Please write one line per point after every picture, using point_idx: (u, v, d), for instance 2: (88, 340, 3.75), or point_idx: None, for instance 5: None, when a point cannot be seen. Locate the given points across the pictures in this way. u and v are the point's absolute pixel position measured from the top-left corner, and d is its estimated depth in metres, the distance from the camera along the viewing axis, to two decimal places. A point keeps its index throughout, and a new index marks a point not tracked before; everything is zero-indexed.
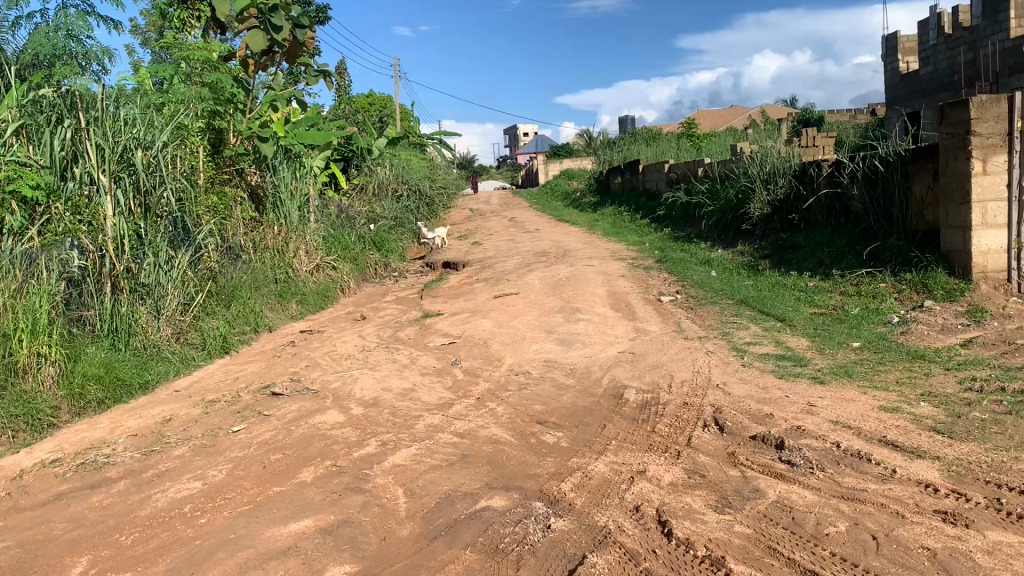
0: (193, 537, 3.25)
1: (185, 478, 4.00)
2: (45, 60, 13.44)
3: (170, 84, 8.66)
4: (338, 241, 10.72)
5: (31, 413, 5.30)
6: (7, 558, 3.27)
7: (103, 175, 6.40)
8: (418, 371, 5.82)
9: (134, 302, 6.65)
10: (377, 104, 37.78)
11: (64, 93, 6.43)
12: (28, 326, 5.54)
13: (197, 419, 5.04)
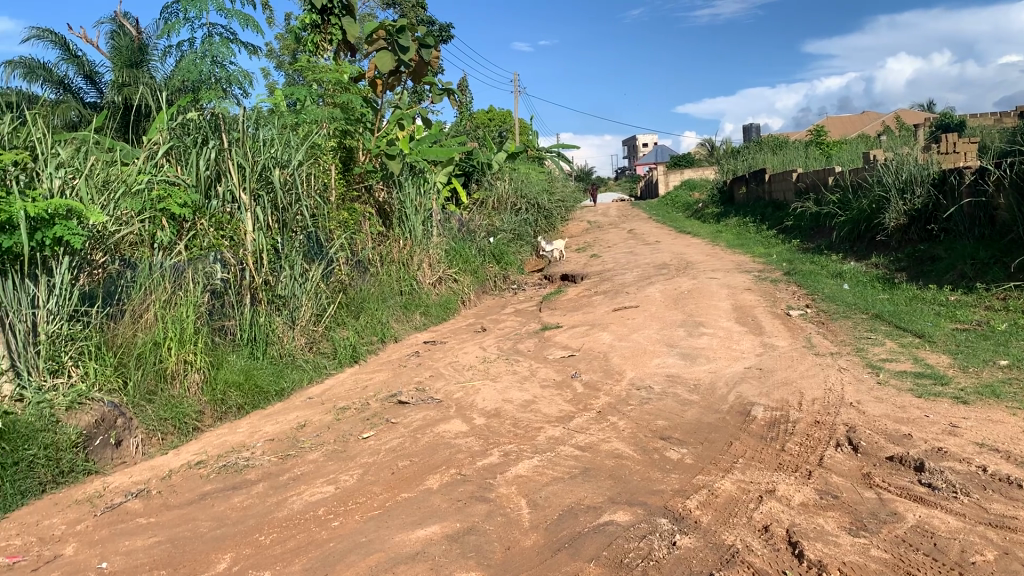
0: (327, 539, 3.38)
1: (319, 481, 4.18)
2: (191, 86, 14.41)
3: (304, 104, 8.97)
4: (459, 254, 10.94)
5: (179, 417, 5.66)
6: (159, 553, 3.50)
7: (244, 193, 6.82)
8: (538, 383, 5.86)
9: (271, 313, 7.02)
10: (497, 119, 38.39)
11: (208, 117, 6.80)
12: (176, 336, 5.92)
13: (329, 425, 5.25)
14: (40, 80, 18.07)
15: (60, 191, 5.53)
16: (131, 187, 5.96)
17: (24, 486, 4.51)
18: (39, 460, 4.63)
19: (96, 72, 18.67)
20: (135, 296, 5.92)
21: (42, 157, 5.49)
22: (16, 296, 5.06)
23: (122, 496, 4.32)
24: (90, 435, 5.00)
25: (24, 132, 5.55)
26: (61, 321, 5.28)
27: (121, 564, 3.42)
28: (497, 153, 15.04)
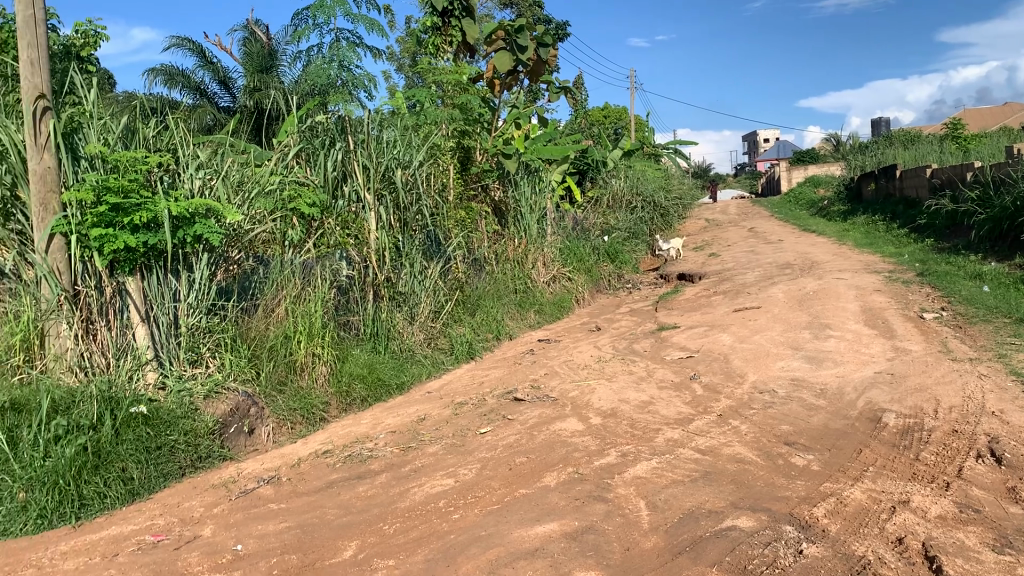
0: (448, 531, 3.45)
1: (439, 474, 4.27)
2: (318, 90, 14.96)
3: (424, 106, 9.15)
4: (573, 252, 10.94)
5: (307, 408, 5.92)
6: (290, 537, 3.66)
7: (368, 193, 7.05)
8: (656, 384, 5.79)
9: (393, 309, 7.23)
10: (613, 117, 38.12)
11: (336, 121, 7.06)
12: (305, 330, 6.18)
13: (448, 420, 5.35)
14: (180, 87, 19.20)
15: (200, 191, 5.87)
16: (264, 188, 6.24)
17: (166, 469, 4.80)
18: (179, 446, 4.92)
19: (230, 78, 19.61)
20: (268, 292, 6.21)
21: (184, 160, 5.83)
22: (160, 291, 5.40)
23: (255, 482, 4.54)
24: (225, 422, 5.29)
25: (168, 137, 5.92)
26: (201, 314, 5.59)
27: (255, 547, 3.59)
28: (613, 151, 14.96)
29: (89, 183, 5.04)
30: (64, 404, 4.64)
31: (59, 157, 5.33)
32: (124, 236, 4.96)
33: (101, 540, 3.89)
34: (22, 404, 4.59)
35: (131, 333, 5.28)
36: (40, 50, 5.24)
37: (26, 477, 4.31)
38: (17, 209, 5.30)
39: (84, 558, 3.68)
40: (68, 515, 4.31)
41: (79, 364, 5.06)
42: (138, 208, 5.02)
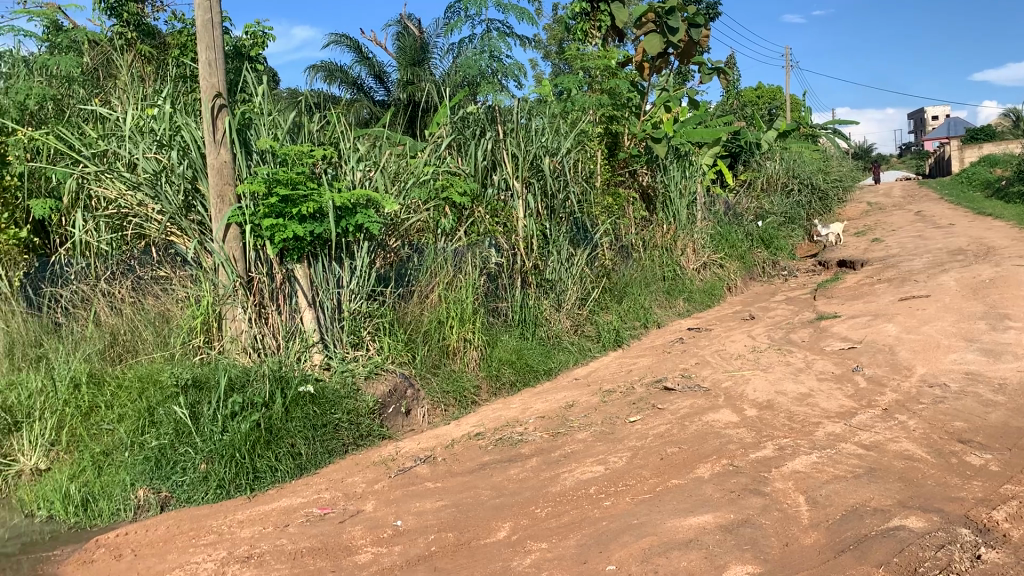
0: (600, 518, 3.46)
1: (590, 460, 4.29)
2: (468, 81, 15.25)
3: (571, 92, 9.16)
4: (725, 239, 10.69)
5: (459, 391, 6.09)
6: (446, 516, 3.79)
7: (516, 181, 7.16)
8: (815, 376, 5.57)
9: (541, 296, 7.29)
10: (767, 99, 36.65)
11: (486, 109, 7.20)
12: (458, 315, 6.33)
13: (597, 407, 5.36)
14: (339, 82, 20.14)
15: (361, 182, 6.12)
16: (420, 177, 6.42)
17: (331, 446, 5.07)
18: (342, 423, 5.18)
19: (385, 72, 20.28)
20: (422, 279, 6.39)
21: (346, 152, 6.09)
22: (325, 277, 5.69)
23: (412, 461, 4.72)
24: (385, 403, 5.53)
25: (330, 130, 6.24)
26: (361, 299, 5.83)
27: (413, 523, 3.74)
28: (768, 132, 14.43)
29: (261, 176, 5.39)
30: (239, 381, 4.98)
31: (234, 151, 5.70)
32: (293, 226, 5.30)
33: (274, 510, 4.16)
34: (202, 381, 4.97)
35: (299, 317, 5.61)
36: (217, 51, 5.65)
37: (208, 450, 4.67)
38: (197, 200, 5.73)
39: (259, 527, 3.95)
40: (243, 486, 4.63)
41: (253, 344, 5.43)
42: (307, 199, 5.32)
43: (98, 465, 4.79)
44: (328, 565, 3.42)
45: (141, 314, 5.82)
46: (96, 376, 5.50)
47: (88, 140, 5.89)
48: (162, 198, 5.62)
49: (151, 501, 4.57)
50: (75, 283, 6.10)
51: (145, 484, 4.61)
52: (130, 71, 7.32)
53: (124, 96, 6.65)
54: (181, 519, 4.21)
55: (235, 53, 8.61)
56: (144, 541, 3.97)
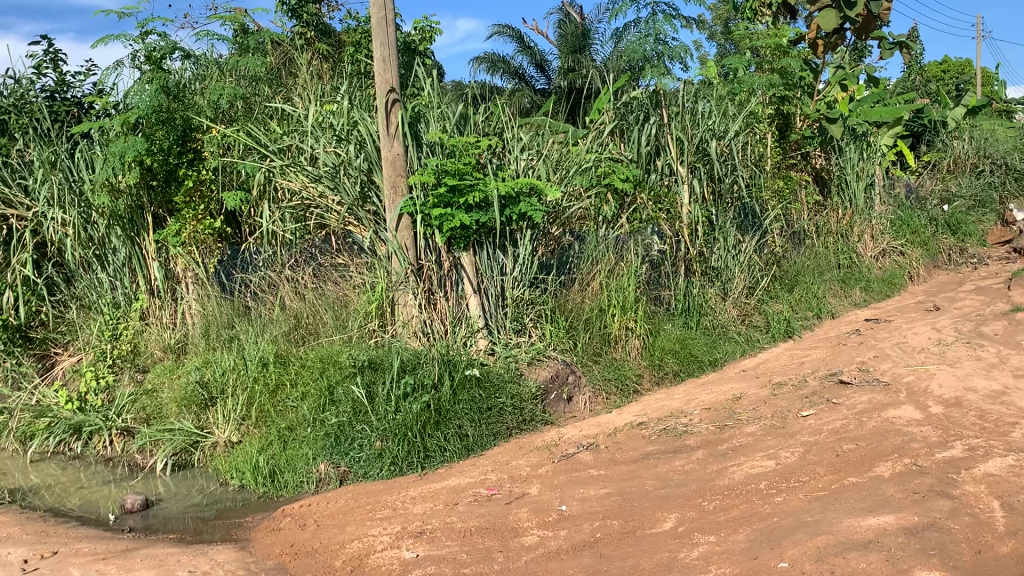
0: (771, 514, 3.36)
1: (759, 455, 4.16)
2: (632, 66, 15.11)
3: (739, 72, 8.87)
4: (906, 224, 10.07)
5: (621, 378, 6.03)
6: (610, 503, 3.80)
7: (681, 166, 7.02)
8: (1010, 373, 5.14)
9: (706, 284, 7.12)
10: (953, 73, 33.99)
11: (650, 93, 7.18)
12: (619, 303, 6.28)
13: (766, 399, 5.20)
14: (501, 73, 20.45)
15: (525, 171, 6.22)
16: (581, 165, 6.43)
17: (496, 428, 5.17)
18: (507, 408, 5.28)
19: (546, 60, 20.39)
20: (584, 266, 6.42)
21: (510, 142, 6.24)
22: (490, 264, 5.81)
23: (575, 447, 4.75)
24: (547, 389, 5.60)
25: (496, 120, 6.36)
26: (524, 286, 5.89)
27: (578, 509, 3.77)
28: (956, 108, 13.42)
29: (431, 168, 5.64)
30: (410, 364, 5.19)
31: (406, 144, 5.93)
32: (459, 215, 5.49)
33: (444, 489, 4.32)
34: (377, 363, 5.22)
35: (465, 303, 5.79)
36: (391, 47, 5.87)
37: (382, 428, 4.91)
38: (372, 191, 5.96)
39: (430, 503, 4.11)
40: (415, 463, 4.84)
41: (423, 329, 5.62)
42: (472, 189, 5.52)
43: (283, 439, 5.15)
44: (496, 545, 3.52)
45: (321, 300, 6.17)
46: (282, 356, 5.90)
47: (274, 136, 6.37)
48: (341, 190, 5.95)
49: (331, 474, 4.88)
50: (263, 269, 6.60)
51: (326, 459, 4.92)
52: (310, 70, 7.75)
53: (306, 94, 7.08)
54: (359, 493, 4.45)
55: (405, 49, 8.89)
56: (325, 513, 4.22)
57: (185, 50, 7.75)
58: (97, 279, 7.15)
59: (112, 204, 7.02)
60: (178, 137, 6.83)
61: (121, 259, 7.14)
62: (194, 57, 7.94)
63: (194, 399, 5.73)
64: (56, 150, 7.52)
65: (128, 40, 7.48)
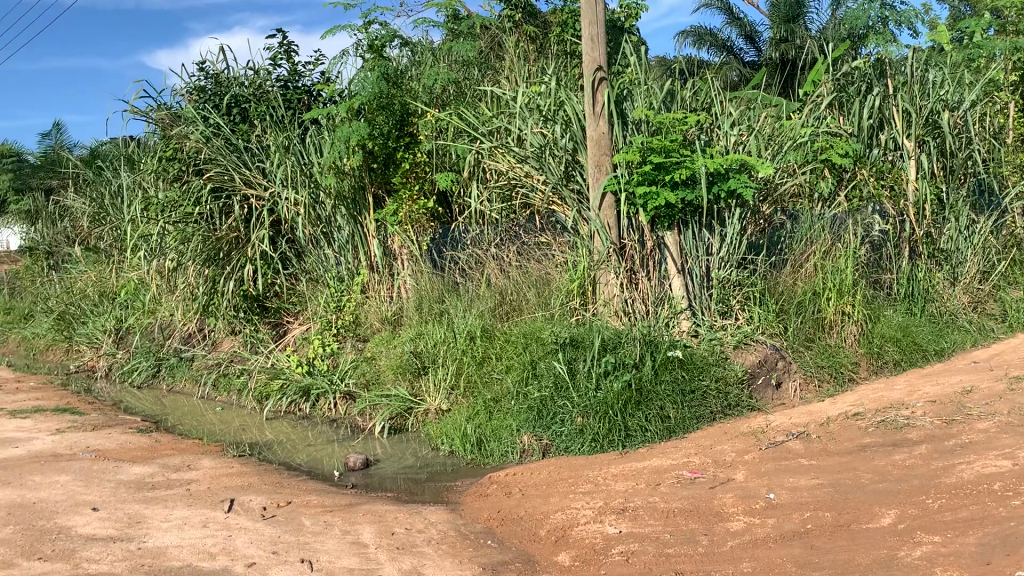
0: (1006, 517, 3.09)
1: (993, 454, 3.82)
2: (853, 34, 14.18)
3: (977, 37, 8.13)
4: None
5: (835, 366, 5.69)
6: (821, 494, 3.64)
7: (908, 140, 6.56)
8: None
9: (933, 268, 6.61)
10: None
11: (874, 64, 6.84)
12: (835, 286, 5.97)
13: (1002, 394, 4.75)
14: (708, 46, 19.92)
15: (733, 147, 6.02)
16: (796, 140, 6.14)
17: (699, 411, 5.01)
18: (711, 391, 5.09)
19: (756, 32, 19.56)
20: (796, 247, 6.16)
21: (720, 118, 6.10)
22: (696, 244, 5.71)
23: (783, 435, 4.57)
24: (753, 374, 5.37)
25: (703, 96, 6.24)
26: (731, 268, 5.75)
27: (787, 498, 3.65)
28: None
29: (635, 145, 5.62)
30: (612, 343, 5.18)
31: (612, 122, 5.91)
32: (665, 193, 5.41)
33: (645, 469, 4.32)
34: (579, 340, 5.24)
35: (668, 284, 5.69)
36: (600, 26, 5.89)
37: (583, 405, 4.96)
38: (576, 170, 6.04)
39: (632, 482, 4.13)
40: (616, 442, 4.86)
41: (624, 309, 5.60)
42: (679, 166, 5.45)
43: (489, 409, 5.41)
44: (701, 528, 3.48)
45: (525, 278, 6.29)
46: (488, 331, 6.10)
47: (485, 119, 6.61)
48: (546, 170, 6.03)
49: (534, 446, 5.06)
50: (471, 247, 6.83)
51: (529, 431, 5.09)
52: (519, 52, 7.91)
53: (514, 77, 7.31)
54: (561, 466, 4.55)
55: (611, 28, 8.83)
56: (530, 483, 4.36)
57: (403, 38, 8.18)
58: (324, 255, 7.76)
59: (337, 184, 7.57)
60: (396, 120, 7.32)
61: (344, 237, 7.65)
62: (411, 44, 8.35)
63: (408, 367, 6.12)
64: (289, 135, 8.18)
65: (353, 31, 7.99)
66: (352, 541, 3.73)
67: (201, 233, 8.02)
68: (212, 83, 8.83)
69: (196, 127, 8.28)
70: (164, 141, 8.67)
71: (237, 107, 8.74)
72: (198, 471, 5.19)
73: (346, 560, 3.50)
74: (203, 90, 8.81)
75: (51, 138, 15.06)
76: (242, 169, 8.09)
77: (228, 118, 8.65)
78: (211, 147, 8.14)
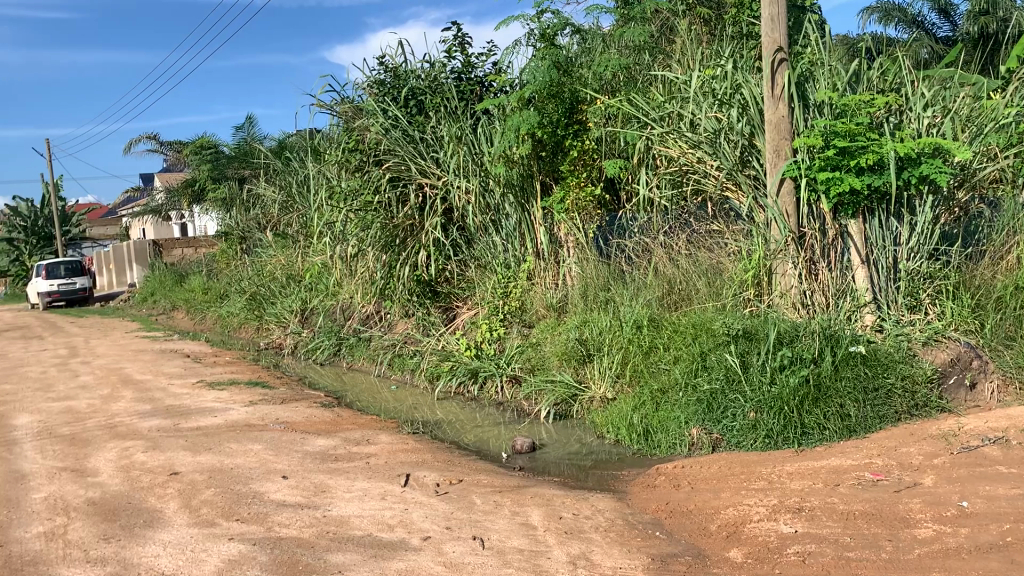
0: None
1: None
2: None
3: None
4: None
5: None
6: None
7: None
8: None
9: None
10: None
11: None
12: None
13: None
14: (897, 23, 18.67)
15: (927, 130, 5.64)
16: (999, 121, 5.64)
17: (882, 411, 4.70)
18: (897, 390, 4.76)
19: (953, 6, 18.11)
20: (995, 238, 5.64)
21: (910, 99, 5.71)
22: (883, 233, 5.41)
23: (978, 440, 4.22)
24: (944, 373, 5.00)
25: (892, 76, 5.86)
26: (922, 259, 5.40)
27: (983, 507, 3.39)
28: None
29: (818, 129, 5.38)
30: (788, 336, 4.99)
31: (793, 106, 5.67)
32: (850, 178, 5.13)
33: (824, 468, 4.14)
34: (752, 333, 5.07)
35: (851, 275, 5.41)
36: (780, 5, 5.67)
37: (757, 399, 4.81)
38: (752, 156, 5.86)
39: (808, 481, 3.97)
40: (791, 439, 4.66)
41: (802, 301, 5.40)
42: (865, 150, 5.13)
43: (656, 400, 5.35)
44: (885, 533, 3.30)
45: (695, 267, 6.16)
46: (655, 320, 5.98)
47: (656, 104, 6.48)
48: (720, 155, 5.84)
49: (704, 440, 4.96)
50: (639, 234, 6.79)
51: (699, 424, 5.00)
52: (692, 35, 7.73)
53: (686, 61, 7.17)
54: (733, 461, 4.44)
55: (791, 6, 8.44)
56: (699, 476, 4.28)
57: (575, 26, 8.17)
58: (492, 242, 7.96)
59: (507, 173, 7.69)
60: (565, 109, 7.35)
61: (512, 224, 7.81)
62: (583, 32, 8.33)
63: (574, 354, 6.18)
64: (462, 125, 8.38)
65: (526, 20, 8.08)
66: (521, 522, 3.80)
67: (380, 220, 8.36)
68: (391, 76, 9.22)
69: (377, 119, 8.68)
70: (347, 133, 9.14)
71: (414, 99, 9.10)
72: (376, 446, 5.46)
73: (516, 540, 3.57)
74: (383, 83, 9.21)
75: (243, 130, 16.21)
76: (418, 160, 8.40)
77: (406, 109, 8.99)
78: (390, 138, 8.52)
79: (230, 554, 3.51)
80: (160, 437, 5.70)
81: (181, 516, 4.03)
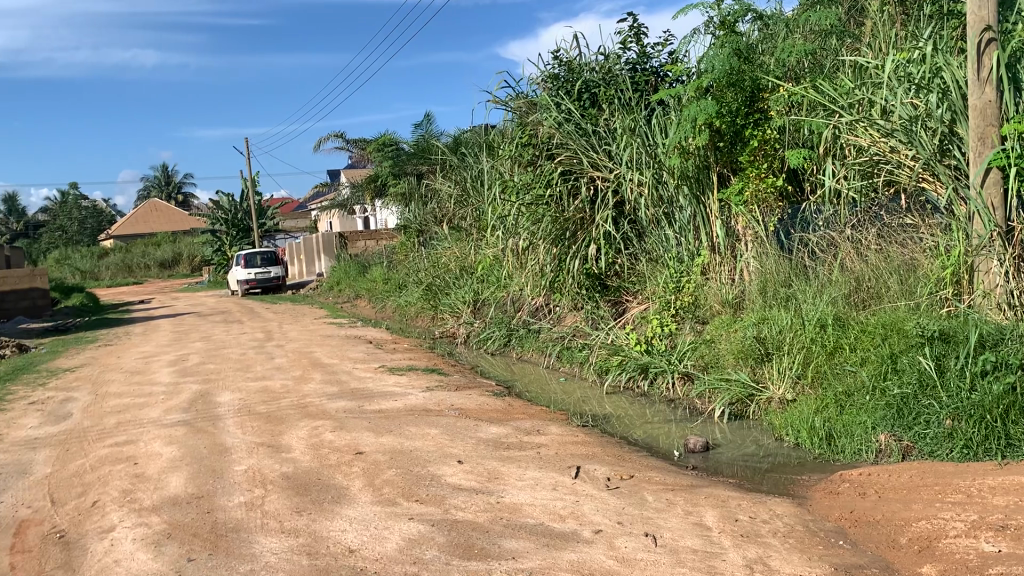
0: None
1: None
2: None
3: None
4: None
5: None
6: None
7: None
8: None
9: None
10: None
11: None
12: None
13: None
14: None
15: None
16: None
17: None
18: None
19: None
20: None
21: None
22: None
23: None
24: None
25: None
26: None
27: None
28: None
29: None
30: (991, 339, 4.61)
31: (1002, 90, 5.17)
32: None
33: None
34: (950, 335, 4.73)
35: None
36: None
37: (953, 406, 4.43)
38: (953, 144, 5.41)
39: (1014, 497, 3.64)
40: (994, 452, 4.23)
41: (1008, 301, 4.94)
42: None
43: (840, 403, 5.10)
44: None
45: (886, 263, 5.81)
46: (842, 319, 5.70)
47: (845, 92, 6.18)
48: (916, 144, 5.45)
49: (893, 447, 4.63)
50: (823, 228, 6.49)
51: (887, 430, 4.70)
52: (883, 16, 7.30)
53: (877, 44, 6.77)
54: (926, 471, 4.14)
55: None
56: (888, 486, 4.03)
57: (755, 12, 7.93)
58: (664, 235, 7.83)
59: (682, 164, 7.49)
60: (746, 97, 7.10)
61: (686, 217, 7.62)
62: (764, 18, 8.04)
63: (751, 353, 5.97)
64: (636, 117, 8.28)
65: (705, 8, 7.89)
66: (695, 522, 3.74)
67: (551, 213, 8.46)
68: (565, 70, 9.31)
69: (551, 114, 8.78)
70: (522, 128, 9.32)
71: (588, 92, 9.17)
72: (546, 436, 5.54)
73: (690, 540, 3.52)
74: (557, 77, 9.32)
75: (422, 127, 16.84)
76: (590, 152, 8.40)
77: (580, 102, 9.08)
78: (562, 132, 8.58)
79: (410, 533, 3.66)
80: (345, 418, 6.04)
81: (366, 494, 4.25)
